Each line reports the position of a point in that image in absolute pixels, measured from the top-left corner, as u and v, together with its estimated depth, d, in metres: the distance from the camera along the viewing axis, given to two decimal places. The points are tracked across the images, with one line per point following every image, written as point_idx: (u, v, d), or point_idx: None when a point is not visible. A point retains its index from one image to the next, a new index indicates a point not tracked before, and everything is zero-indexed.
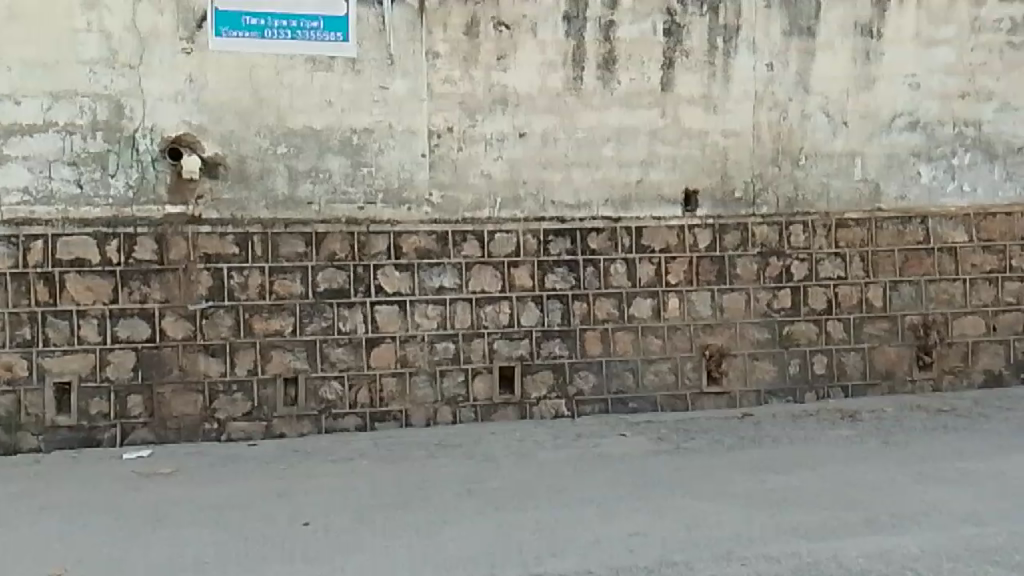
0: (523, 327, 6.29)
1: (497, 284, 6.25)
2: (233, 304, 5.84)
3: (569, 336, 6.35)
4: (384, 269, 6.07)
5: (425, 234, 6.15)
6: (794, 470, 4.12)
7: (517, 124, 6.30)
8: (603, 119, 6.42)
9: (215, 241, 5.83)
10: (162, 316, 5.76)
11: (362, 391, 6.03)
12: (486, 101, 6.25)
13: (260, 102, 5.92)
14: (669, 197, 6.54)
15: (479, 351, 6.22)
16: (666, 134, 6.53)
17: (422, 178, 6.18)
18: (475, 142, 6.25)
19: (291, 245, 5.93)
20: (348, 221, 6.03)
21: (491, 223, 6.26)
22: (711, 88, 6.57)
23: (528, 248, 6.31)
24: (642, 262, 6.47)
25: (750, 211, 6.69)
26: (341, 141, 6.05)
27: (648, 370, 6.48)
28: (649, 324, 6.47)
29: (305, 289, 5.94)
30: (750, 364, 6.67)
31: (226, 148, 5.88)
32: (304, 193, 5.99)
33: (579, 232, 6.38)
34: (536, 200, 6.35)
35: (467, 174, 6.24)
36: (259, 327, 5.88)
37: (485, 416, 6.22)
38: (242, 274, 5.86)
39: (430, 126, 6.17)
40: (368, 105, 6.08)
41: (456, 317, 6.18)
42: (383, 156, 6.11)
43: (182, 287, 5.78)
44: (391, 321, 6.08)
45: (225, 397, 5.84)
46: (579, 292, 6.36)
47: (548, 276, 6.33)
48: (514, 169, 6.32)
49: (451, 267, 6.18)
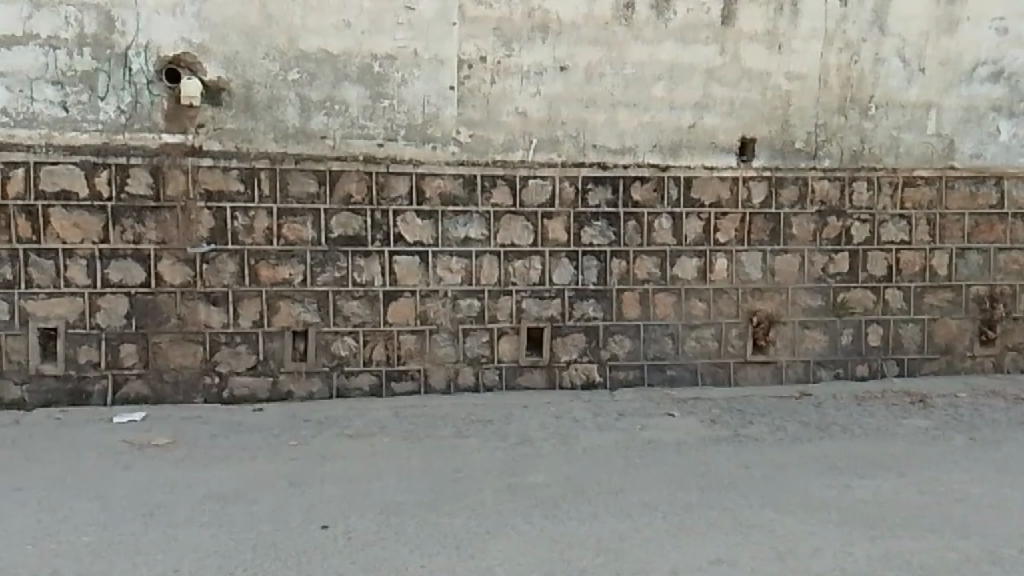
0: (555, 285, 5.70)
1: (529, 236, 5.64)
2: (237, 249, 5.24)
3: (605, 296, 5.76)
4: (405, 215, 5.45)
5: (451, 177, 5.51)
6: (879, 474, 3.59)
7: (559, 56, 5.60)
8: (655, 53, 5.71)
9: (218, 177, 5.20)
10: (158, 259, 5.17)
11: (377, 349, 5.47)
12: (525, 28, 5.53)
13: (269, 20, 5.21)
14: (722, 146, 5.88)
15: (506, 310, 5.64)
16: (724, 74, 5.83)
17: (449, 114, 5.49)
18: (510, 75, 5.54)
19: (303, 184, 5.31)
20: (366, 159, 5.38)
21: (525, 168, 5.61)
22: (777, 23, 5.85)
23: (564, 197, 5.67)
24: (689, 217, 5.86)
25: (811, 164, 6.04)
26: (360, 69, 5.36)
27: (690, 336, 5.91)
28: (693, 286, 5.89)
29: (317, 234, 5.33)
30: (799, 333, 6.11)
31: (230, 71, 5.19)
32: (318, 125, 5.32)
33: (621, 181, 5.74)
34: (576, 143, 5.68)
35: (500, 111, 5.56)
36: (266, 275, 5.29)
37: (510, 380, 5.68)
38: (248, 215, 5.24)
39: (461, 55, 5.47)
40: (391, 28, 5.36)
41: (483, 272, 5.59)
42: (407, 87, 5.42)
43: (181, 228, 5.18)
44: (411, 273, 5.49)
45: (227, 350, 5.28)
46: (618, 249, 5.76)
47: (585, 229, 5.71)
48: (553, 107, 5.63)
49: (479, 216, 5.56)
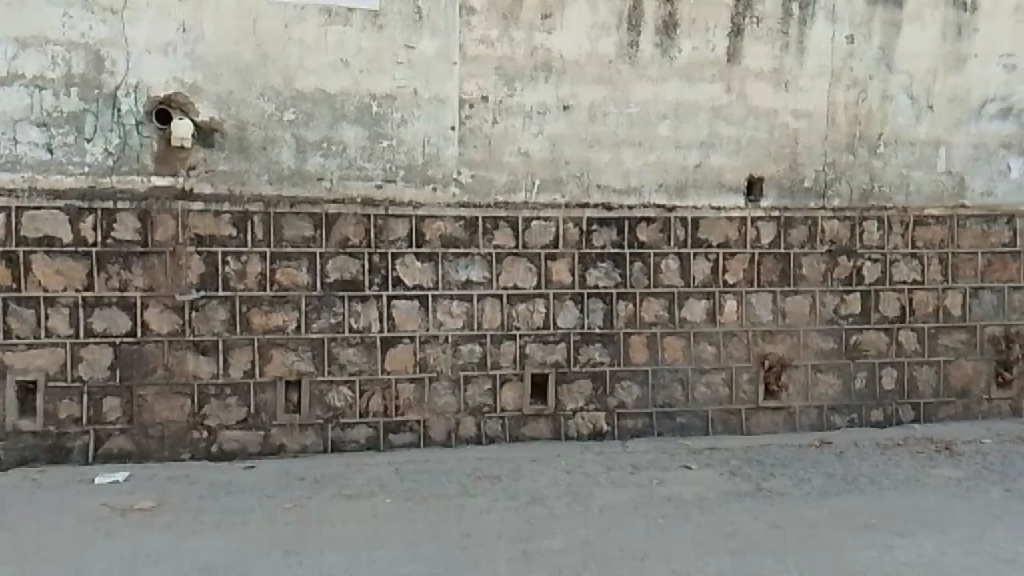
0: (560, 329, 5.47)
1: (532, 279, 5.43)
2: (228, 295, 5.01)
3: (612, 340, 5.53)
4: (404, 259, 5.25)
5: (452, 219, 5.32)
6: (919, 532, 3.36)
7: (562, 95, 5.45)
8: (660, 92, 5.58)
9: (209, 221, 4.99)
10: (145, 307, 4.93)
11: (375, 398, 5.22)
12: (527, 67, 5.39)
13: (264, 59, 5.05)
14: (730, 185, 5.72)
15: (509, 356, 5.41)
16: (730, 113, 5.69)
17: (450, 155, 5.32)
18: (512, 114, 5.39)
19: (297, 228, 5.10)
20: (363, 201, 5.19)
21: (527, 209, 5.42)
22: (783, 61, 5.75)
23: (568, 239, 5.48)
24: (697, 258, 5.67)
25: (820, 203, 5.89)
26: (358, 109, 5.19)
27: (700, 381, 5.68)
28: (703, 329, 5.68)
29: (313, 279, 5.12)
30: (812, 376, 5.90)
31: (223, 112, 5.01)
32: (314, 167, 5.13)
33: (627, 222, 5.55)
34: (580, 183, 5.50)
35: (502, 151, 5.39)
36: (258, 322, 5.05)
37: (513, 430, 5.41)
38: (240, 260, 5.02)
39: (462, 94, 5.31)
40: (390, 67, 5.21)
41: (485, 317, 5.37)
42: (406, 127, 5.25)
43: (170, 274, 4.95)
44: (410, 319, 5.26)
45: (217, 402, 5.02)
46: (625, 291, 5.55)
47: (590, 271, 5.51)
48: (557, 147, 5.47)
49: (480, 259, 5.36)
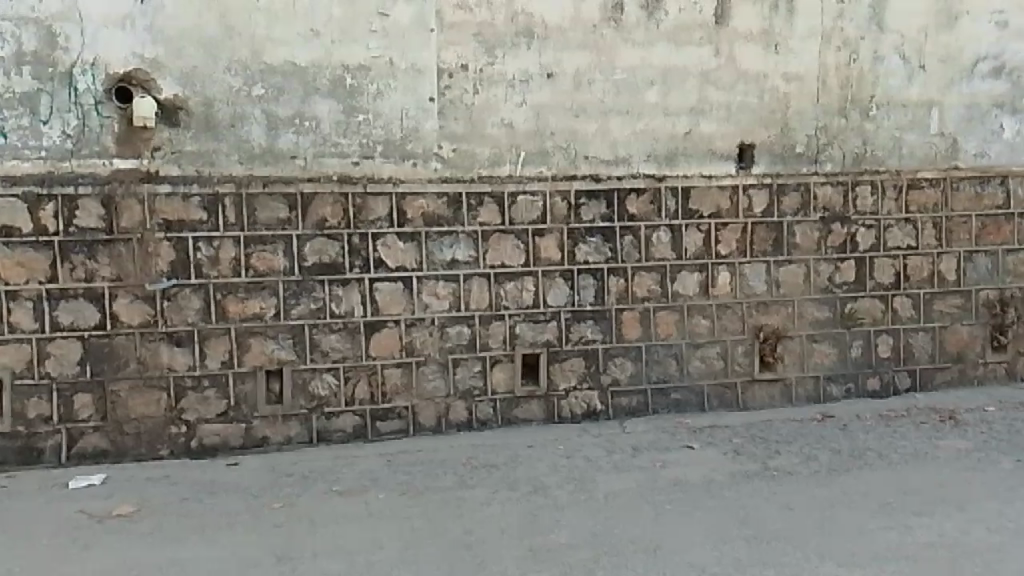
0: (550, 307, 5.27)
1: (520, 257, 5.22)
2: (201, 282, 4.75)
3: (604, 317, 5.34)
4: (385, 239, 5.01)
5: (434, 196, 5.08)
6: (938, 511, 3.23)
7: (545, 62, 5.21)
8: (647, 57, 5.36)
9: (178, 205, 4.71)
10: (114, 298, 4.66)
11: (360, 385, 5.01)
12: (508, 33, 5.14)
13: (230, 31, 4.75)
14: (720, 153, 5.53)
15: (498, 336, 5.20)
16: (719, 77, 5.49)
17: (430, 128, 5.07)
18: (494, 84, 5.14)
19: (272, 209, 4.84)
20: (341, 180, 4.94)
21: (513, 183, 5.20)
22: (773, 22, 5.56)
23: (556, 213, 5.27)
24: (689, 229, 5.48)
25: (812, 169, 5.73)
26: (331, 82, 4.91)
27: (695, 356, 5.52)
28: (696, 302, 5.51)
29: (290, 263, 4.87)
30: (808, 347, 5.77)
31: (188, 88, 4.72)
32: (287, 144, 4.87)
33: (616, 194, 5.35)
34: (567, 155, 5.29)
35: (484, 123, 5.15)
36: (234, 310, 4.81)
37: (505, 413, 5.22)
38: (212, 245, 4.76)
39: (440, 63, 5.06)
40: (364, 36, 4.94)
41: (472, 297, 5.16)
42: (383, 100, 4.99)
43: (138, 262, 4.68)
44: (394, 302, 5.04)
45: (194, 395, 4.78)
46: (616, 266, 5.36)
47: (579, 246, 5.30)
48: (541, 117, 5.24)
49: (465, 237, 5.14)
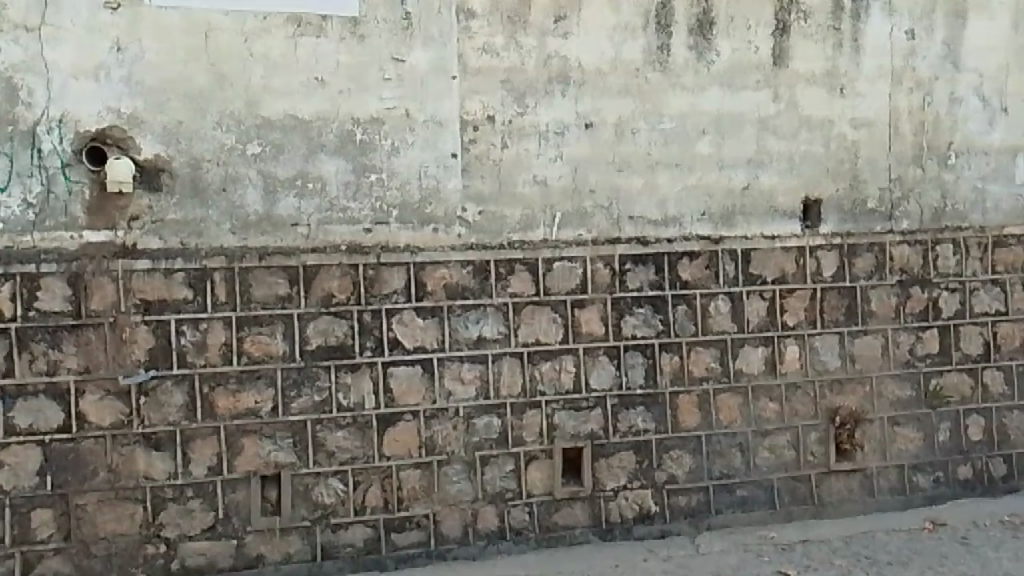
0: (593, 391, 4.48)
1: (557, 332, 4.46)
2: (185, 373, 4.02)
3: (657, 402, 4.56)
4: (401, 315, 4.28)
5: (458, 265, 4.36)
6: None
7: (583, 111, 4.54)
8: (698, 103, 4.69)
9: (158, 282, 4.01)
10: (80, 394, 3.92)
11: (373, 490, 4.21)
12: (540, 79, 4.49)
13: (221, 81, 4.11)
14: (783, 210, 4.84)
15: (534, 428, 4.40)
16: (780, 125, 4.83)
17: (452, 188, 4.39)
18: (525, 136, 4.47)
19: (269, 284, 4.13)
20: (349, 249, 4.23)
21: (548, 248, 4.48)
22: (837, 62, 4.92)
23: (599, 281, 4.52)
24: (751, 297, 4.75)
25: (887, 227, 5.02)
26: (339, 137, 4.25)
27: (762, 445, 4.73)
28: (762, 382, 4.74)
29: (291, 347, 4.14)
30: (890, 431, 4.97)
31: (171, 147, 4.06)
32: (287, 210, 4.18)
33: (666, 258, 4.61)
34: (609, 215, 4.57)
35: (515, 181, 4.46)
36: (224, 405, 4.05)
37: (544, 519, 4.41)
38: (199, 328, 4.04)
39: (463, 114, 4.39)
40: (376, 85, 4.29)
41: (503, 381, 4.38)
42: (398, 157, 4.32)
43: (110, 352, 3.95)
44: (412, 390, 4.27)
45: (175, 508, 4.00)
46: (668, 341, 4.59)
47: (626, 319, 4.54)
48: (579, 173, 4.54)
49: (493, 311, 4.39)
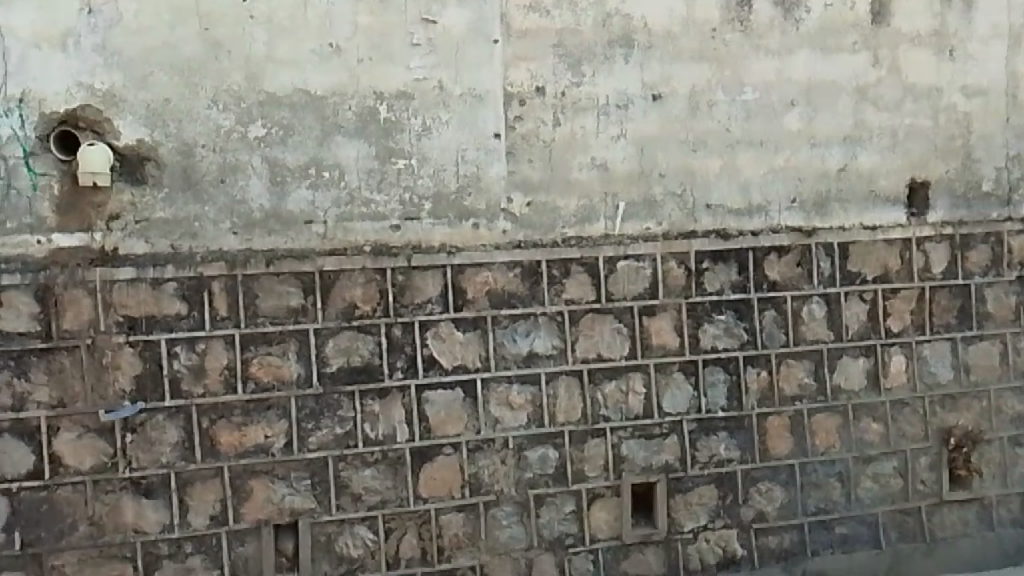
0: (667, 416, 3.74)
1: (624, 346, 3.70)
2: (180, 404, 3.32)
3: (742, 426, 3.83)
4: (437, 329, 3.56)
5: (503, 267, 3.63)
6: None
7: (650, 80, 3.79)
8: (784, 69, 3.94)
9: (145, 295, 3.31)
10: (53, 433, 3.24)
11: (408, 539, 3.51)
12: (599, 42, 3.74)
13: (217, 50, 3.39)
14: (885, 195, 4.08)
15: (598, 461, 3.67)
16: (880, 94, 4.06)
17: (495, 175, 3.65)
18: (581, 112, 3.72)
19: (278, 295, 3.42)
20: (374, 250, 3.52)
21: (610, 245, 3.72)
22: (946, 19, 4.14)
23: (671, 283, 3.77)
24: (849, 299, 4.00)
25: (1004, 213, 4.24)
26: (359, 115, 3.52)
27: (865, 475, 4.00)
28: (864, 400, 4.00)
29: (306, 370, 3.43)
30: (1011, 454, 4.21)
31: (157, 131, 3.35)
32: (298, 205, 3.46)
33: (750, 254, 3.86)
34: (681, 204, 3.81)
35: (570, 164, 3.71)
36: (227, 442, 3.36)
37: (611, 569, 3.70)
38: (195, 351, 3.34)
39: (506, 85, 3.65)
40: (402, 52, 3.55)
41: (560, 406, 3.64)
42: (430, 138, 3.59)
43: (88, 380, 3.26)
44: (452, 419, 3.55)
45: (172, 566, 3.32)
46: (754, 353, 3.85)
47: (704, 328, 3.80)
48: (645, 154, 3.78)
49: (547, 322, 3.65)
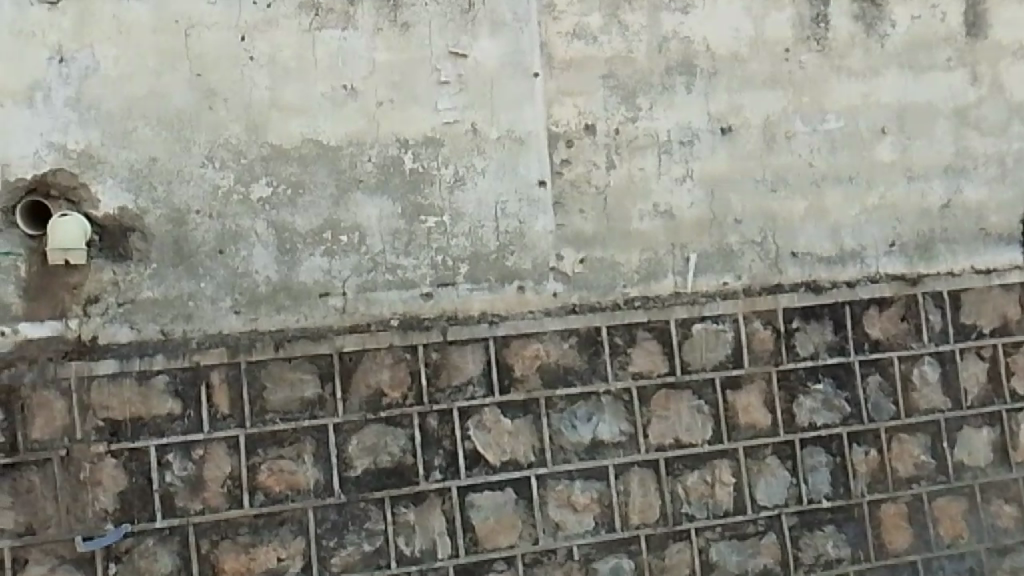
0: (762, 510, 3.10)
1: (705, 427, 3.08)
2: (174, 525, 2.73)
3: (851, 518, 3.17)
4: (481, 417, 2.95)
5: (557, 338, 3.03)
6: None
7: (717, 111, 3.24)
8: (871, 92, 3.38)
9: (129, 393, 2.75)
10: (20, 567, 2.65)
11: None
12: (656, 70, 3.20)
13: (211, 98, 2.88)
14: (997, 233, 3.46)
15: (683, 570, 3.02)
16: (983, 115, 3.48)
17: (542, 230, 3.08)
18: (640, 151, 3.17)
19: (290, 385, 2.84)
20: (402, 325, 2.94)
21: (682, 305, 3.12)
22: None
23: (757, 349, 3.15)
24: (966, 357, 3.35)
25: None
26: (381, 166, 2.98)
27: (1002, 570, 3.30)
28: (993, 479, 3.33)
29: (326, 475, 2.83)
30: None
31: (142, 196, 2.83)
32: (311, 276, 2.91)
33: (847, 309, 3.25)
34: (763, 254, 3.22)
35: (629, 213, 3.14)
36: (232, 569, 2.75)
37: None
38: (192, 458, 2.76)
39: (551, 125, 3.11)
40: (428, 91, 3.03)
41: (633, 505, 3.00)
42: (465, 189, 3.04)
43: (62, 500, 2.68)
44: (503, 526, 2.92)
45: None
46: (860, 428, 3.21)
47: (798, 401, 3.17)
48: (717, 197, 3.21)
49: (612, 402, 3.04)
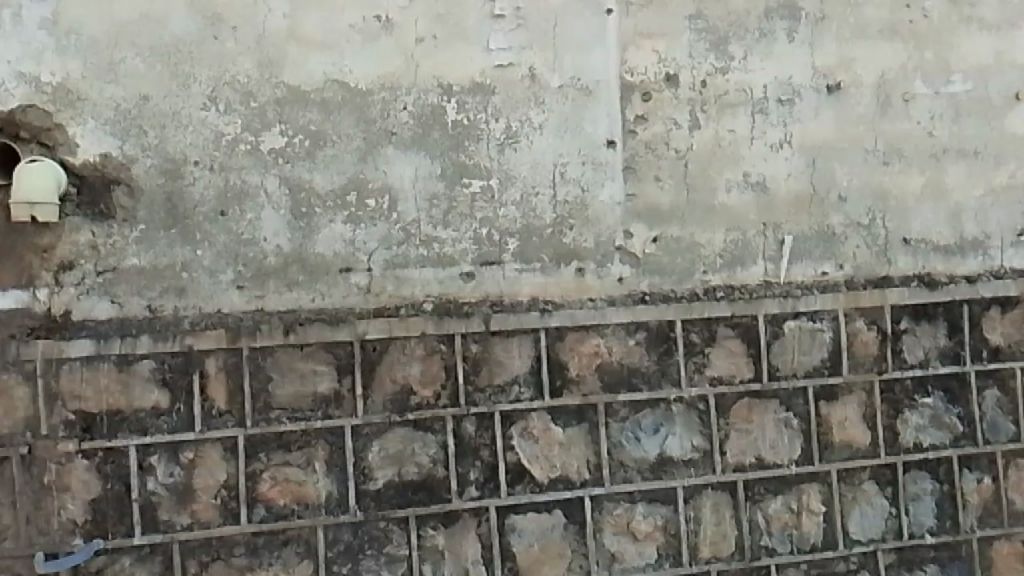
0: (854, 545, 2.61)
1: (793, 445, 2.58)
2: (156, 542, 2.27)
3: (957, 558, 2.67)
4: (528, 425, 2.46)
5: (622, 332, 2.52)
6: None
7: (824, 65, 2.68)
8: (1007, 49, 2.80)
9: (107, 382, 2.27)
10: None
11: None
12: (753, 13, 2.64)
13: (215, 24, 2.36)
14: None
15: None
16: None
17: (608, 200, 2.56)
18: (729, 111, 2.63)
19: (301, 378, 2.36)
20: (437, 310, 2.44)
21: (772, 299, 2.60)
22: None
23: (859, 354, 2.64)
24: None
25: None
26: (418, 117, 2.46)
27: None
28: None
29: (340, 488, 2.36)
30: None
31: (129, 142, 2.32)
32: (331, 247, 2.41)
33: (967, 310, 2.71)
34: (869, 240, 2.69)
35: (714, 184, 2.61)
36: None
37: None
38: (181, 463, 2.29)
39: (624, 73, 2.57)
40: (479, 27, 2.49)
41: (703, 534, 2.52)
42: (519, 148, 2.51)
43: (23, 507, 2.23)
44: (549, 556, 2.44)
45: None
46: (974, 452, 2.69)
47: (903, 418, 2.66)
48: (819, 169, 2.67)
49: (684, 411, 2.54)
